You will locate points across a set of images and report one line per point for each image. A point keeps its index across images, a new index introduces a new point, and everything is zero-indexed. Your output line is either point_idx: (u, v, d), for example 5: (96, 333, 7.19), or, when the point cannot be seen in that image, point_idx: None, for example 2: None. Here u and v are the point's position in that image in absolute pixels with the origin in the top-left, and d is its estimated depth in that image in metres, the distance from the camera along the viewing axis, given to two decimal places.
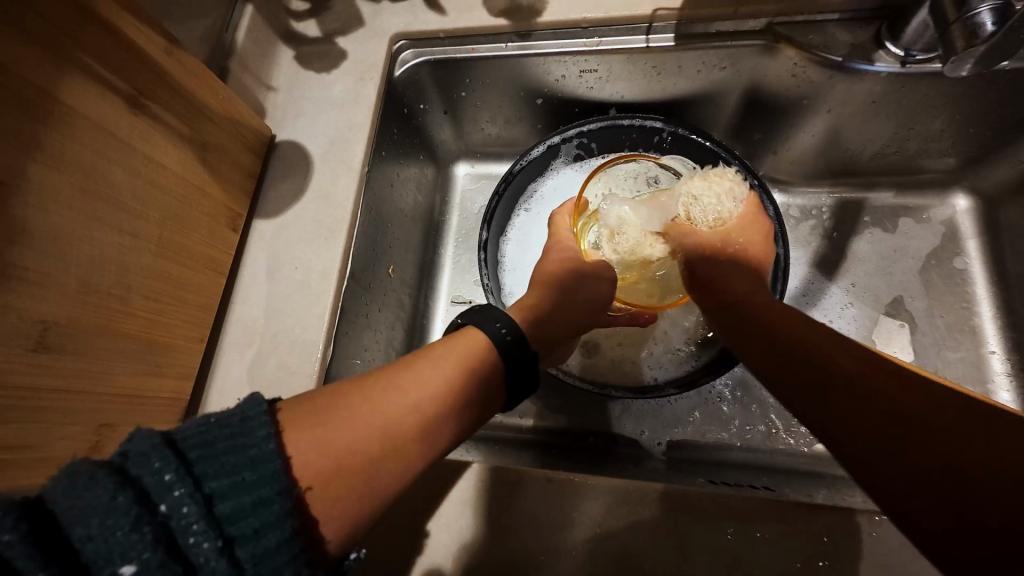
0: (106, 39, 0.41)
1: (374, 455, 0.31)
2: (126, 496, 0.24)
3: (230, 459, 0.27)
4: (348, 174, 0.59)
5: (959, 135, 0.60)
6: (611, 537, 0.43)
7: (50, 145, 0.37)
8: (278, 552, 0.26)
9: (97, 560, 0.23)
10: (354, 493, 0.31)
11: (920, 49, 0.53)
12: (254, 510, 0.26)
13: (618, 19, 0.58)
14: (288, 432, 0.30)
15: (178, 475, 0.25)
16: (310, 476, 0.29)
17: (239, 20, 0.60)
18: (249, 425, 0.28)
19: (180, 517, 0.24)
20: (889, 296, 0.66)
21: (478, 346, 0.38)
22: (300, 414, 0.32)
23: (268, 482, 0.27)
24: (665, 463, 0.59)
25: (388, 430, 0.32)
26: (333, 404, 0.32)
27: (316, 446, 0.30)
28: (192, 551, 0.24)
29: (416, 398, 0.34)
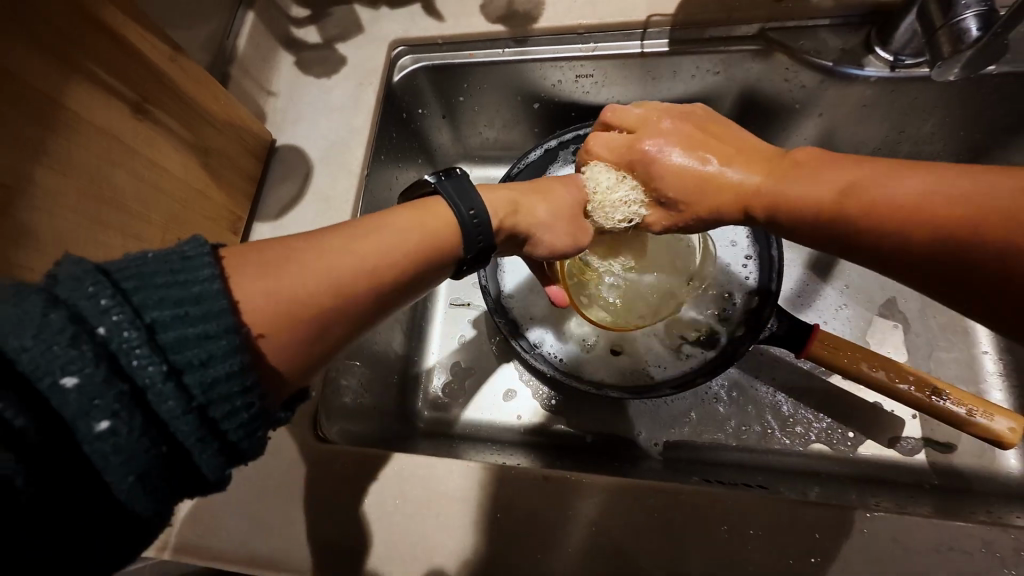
0: (112, 47, 0.42)
1: (329, 304, 0.33)
2: (59, 314, 0.23)
3: (172, 293, 0.27)
4: (348, 177, 0.60)
5: (949, 138, 0.61)
6: (607, 535, 0.44)
7: (55, 149, 0.38)
8: (228, 382, 0.27)
9: (30, 372, 0.23)
10: (307, 337, 0.32)
11: (909, 54, 0.53)
12: (201, 341, 0.26)
13: (612, 25, 0.59)
14: (234, 277, 0.30)
15: (115, 301, 0.25)
16: (260, 322, 0.30)
17: (240, 27, 0.61)
18: (190, 263, 0.28)
19: (120, 340, 0.24)
20: (883, 297, 0.67)
21: (435, 221, 0.40)
22: (245, 260, 0.31)
23: (214, 317, 0.27)
24: (662, 463, 0.61)
25: (344, 283, 0.33)
26: (281, 256, 0.32)
27: (267, 290, 0.31)
28: (136, 372, 0.24)
29: (372, 257, 0.35)
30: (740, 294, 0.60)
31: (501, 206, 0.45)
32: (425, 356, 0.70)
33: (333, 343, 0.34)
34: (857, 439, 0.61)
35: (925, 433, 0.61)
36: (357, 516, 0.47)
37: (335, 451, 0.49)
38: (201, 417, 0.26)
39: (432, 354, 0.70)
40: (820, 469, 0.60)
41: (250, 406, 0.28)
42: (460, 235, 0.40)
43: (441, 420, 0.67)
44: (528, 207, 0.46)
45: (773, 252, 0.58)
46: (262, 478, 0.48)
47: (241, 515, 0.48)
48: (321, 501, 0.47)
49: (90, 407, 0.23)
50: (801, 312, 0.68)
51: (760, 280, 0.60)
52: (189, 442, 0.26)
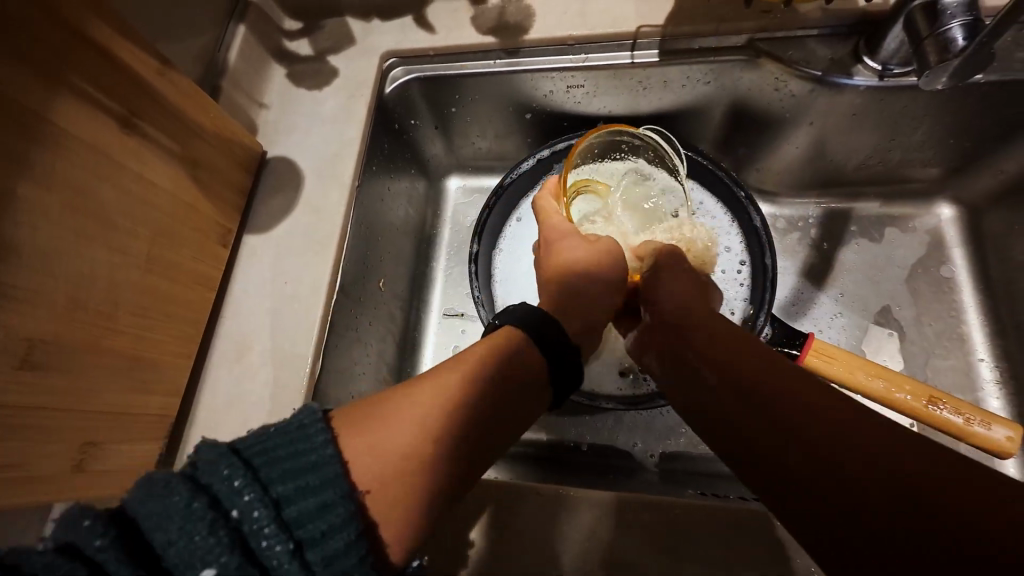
0: (98, 62, 0.42)
1: (427, 456, 0.32)
2: (200, 501, 0.25)
3: (292, 465, 0.28)
4: (339, 189, 0.60)
5: (939, 146, 0.61)
6: (599, 550, 0.43)
7: (40, 164, 0.38)
8: (346, 555, 0.26)
9: (179, 567, 0.24)
10: (412, 497, 0.31)
11: (897, 63, 0.54)
12: (321, 513, 0.27)
13: (603, 35, 0.59)
14: (342, 438, 0.32)
15: (246, 480, 0.26)
16: (366, 480, 0.30)
17: (231, 39, 0.61)
18: (307, 431, 0.29)
19: (251, 521, 0.25)
20: (876, 305, 0.67)
21: (515, 340, 0.39)
22: (350, 420, 0.33)
23: (331, 484, 0.28)
24: (659, 475, 0.60)
25: (438, 430, 0.33)
26: (380, 409, 0.33)
27: (369, 449, 0.31)
28: (265, 555, 0.25)
29: (463, 397, 0.35)
30: (731, 300, 0.60)
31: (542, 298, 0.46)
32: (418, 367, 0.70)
33: (440, 498, 0.32)
34: None
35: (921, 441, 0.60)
36: None
37: None
38: None
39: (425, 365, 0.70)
40: None
41: None
42: (537, 350, 0.39)
43: None
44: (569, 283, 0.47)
45: (766, 261, 0.58)
46: None
47: None
48: None
49: None
50: (796, 319, 0.67)
51: (755, 287, 0.59)
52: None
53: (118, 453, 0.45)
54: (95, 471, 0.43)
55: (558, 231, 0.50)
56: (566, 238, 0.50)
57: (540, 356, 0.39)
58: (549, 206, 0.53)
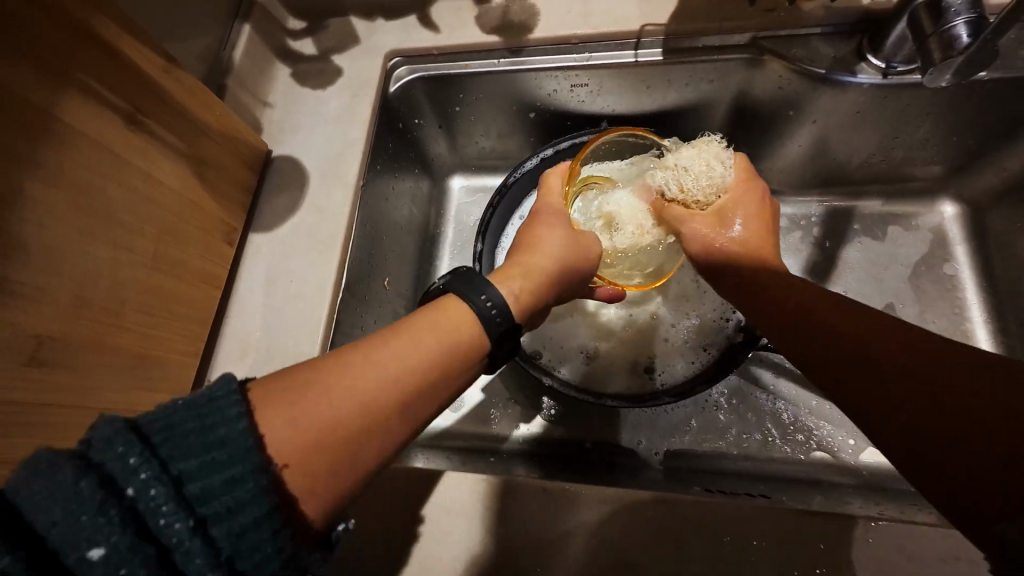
0: (103, 59, 0.42)
1: (349, 431, 0.31)
2: (89, 481, 0.25)
3: (198, 441, 0.27)
4: (343, 188, 0.60)
5: (942, 144, 0.62)
6: (606, 547, 0.43)
7: (47, 162, 0.38)
8: (256, 529, 0.27)
9: (62, 548, 0.24)
10: (330, 470, 0.31)
11: (901, 61, 0.54)
12: (226, 489, 0.26)
13: (607, 34, 0.60)
14: (261, 411, 0.30)
15: (144, 459, 0.26)
16: (285, 453, 0.30)
17: (235, 39, 0.62)
18: (216, 405, 0.28)
19: (148, 500, 0.25)
20: (880, 303, 0.67)
21: (458, 316, 0.38)
22: (273, 392, 0.31)
23: (240, 461, 0.27)
24: (663, 473, 0.60)
25: (363, 405, 0.32)
26: (306, 380, 0.32)
27: (289, 422, 0.30)
28: (164, 533, 0.25)
29: (392, 372, 0.34)
30: None
31: (514, 280, 0.44)
32: None
33: (361, 471, 0.32)
34: (858, 446, 0.61)
35: None
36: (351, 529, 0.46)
37: None
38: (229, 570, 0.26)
39: None
40: (823, 477, 0.60)
41: (281, 551, 0.27)
42: (482, 328, 0.38)
43: (437, 431, 0.66)
44: (539, 264, 0.45)
45: None
46: None
47: None
48: None
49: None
50: None
51: None
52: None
53: None
54: None
55: (550, 207, 0.50)
56: (555, 218, 0.49)
57: (484, 332, 0.38)
58: (555, 183, 0.52)
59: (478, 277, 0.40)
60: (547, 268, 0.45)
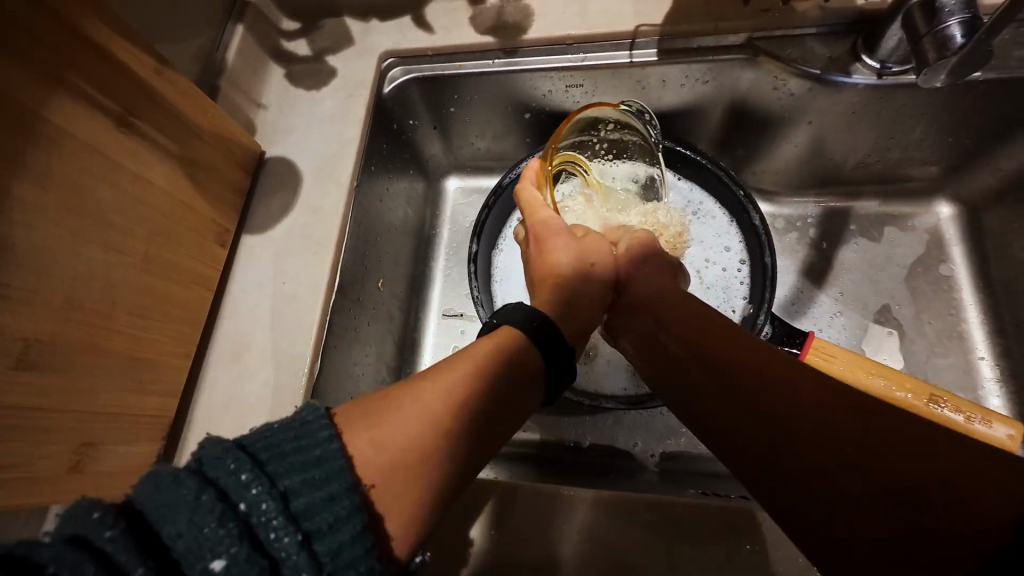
0: (95, 61, 0.41)
1: (432, 447, 0.31)
2: (208, 495, 0.23)
3: (301, 458, 0.26)
4: (337, 189, 0.60)
5: (938, 144, 0.61)
6: (598, 550, 0.43)
7: (36, 163, 0.38)
8: (353, 546, 0.25)
9: (187, 558, 0.22)
10: (414, 490, 0.30)
11: (896, 61, 0.54)
12: (328, 504, 0.25)
13: (601, 35, 0.59)
14: (345, 435, 0.30)
15: (253, 473, 0.25)
16: (370, 475, 0.29)
17: (229, 40, 0.62)
18: (311, 427, 0.28)
19: (259, 514, 0.24)
20: (876, 304, 0.67)
21: (514, 337, 0.39)
22: (353, 418, 0.31)
23: (337, 476, 0.26)
24: (659, 475, 0.60)
25: (444, 421, 0.32)
26: (384, 405, 0.32)
27: (372, 443, 0.30)
28: (273, 547, 0.24)
29: (467, 390, 0.34)
30: (731, 299, 0.61)
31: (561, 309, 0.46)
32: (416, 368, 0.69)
33: (443, 492, 0.31)
34: None
35: None
36: None
37: None
38: None
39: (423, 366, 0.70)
40: None
41: (374, 570, 0.26)
42: (539, 352, 0.39)
43: None
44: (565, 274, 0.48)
45: (766, 259, 0.58)
46: None
47: None
48: None
49: None
50: (796, 319, 0.67)
51: (754, 287, 0.59)
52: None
53: (115, 454, 0.45)
54: (91, 472, 0.43)
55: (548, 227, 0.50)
56: (559, 236, 0.50)
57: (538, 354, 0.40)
58: (534, 196, 0.53)
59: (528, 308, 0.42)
60: (586, 294, 0.48)
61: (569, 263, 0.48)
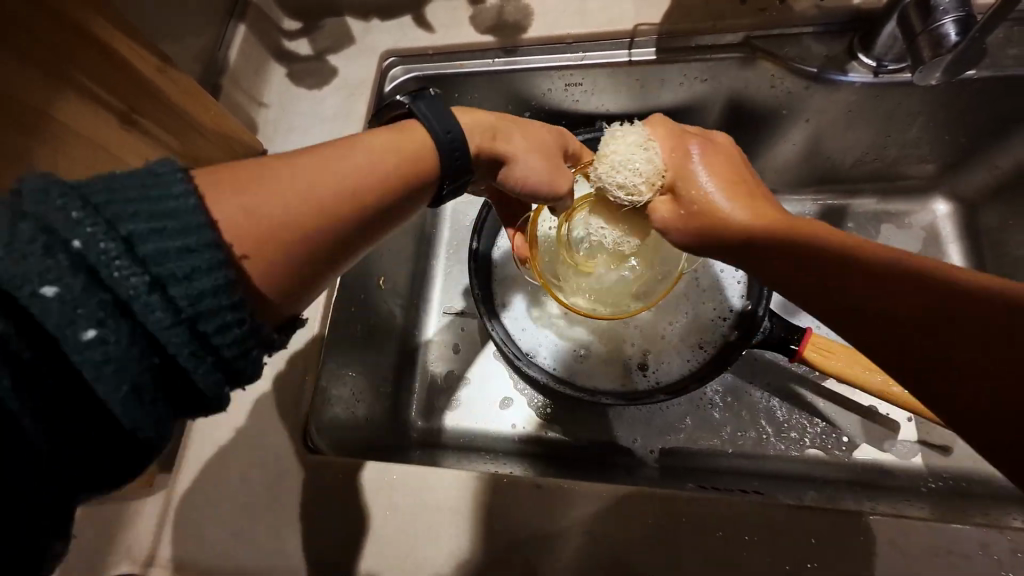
0: (97, 59, 0.41)
1: (305, 223, 0.32)
2: (30, 226, 0.23)
3: (147, 207, 0.26)
4: None
5: (934, 142, 0.62)
6: (599, 543, 0.43)
7: (38, 160, 0.40)
8: (216, 294, 0.27)
9: (7, 283, 0.22)
10: (286, 256, 0.32)
11: (891, 60, 0.54)
12: (183, 255, 0.26)
13: (601, 34, 0.60)
14: (210, 198, 0.30)
15: (87, 215, 0.24)
16: (241, 244, 0.30)
17: (231, 39, 0.62)
18: (162, 182, 0.27)
19: (98, 252, 0.24)
20: None
21: (402, 145, 0.38)
22: (219, 185, 0.31)
23: (195, 232, 0.27)
24: (659, 472, 0.61)
25: (320, 202, 0.33)
26: (255, 177, 0.32)
27: (241, 208, 0.30)
28: (119, 283, 0.25)
29: (346, 180, 0.34)
30: (729, 298, 0.62)
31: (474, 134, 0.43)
32: (417, 365, 0.70)
33: (318, 260, 0.34)
34: (852, 443, 0.62)
35: (920, 436, 0.61)
36: (344, 523, 0.46)
37: (325, 461, 0.48)
38: (191, 330, 0.27)
39: (424, 363, 0.70)
40: (818, 475, 0.60)
41: (242, 322, 0.28)
42: (426, 160, 0.39)
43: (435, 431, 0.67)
44: (511, 178, 0.45)
45: None
46: (257, 491, 0.48)
47: (231, 528, 0.47)
48: (314, 513, 0.47)
49: (74, 316, 0.23)
50: (794, 316, 0.68)
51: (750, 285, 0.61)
52: (182, 355, 0.26)
53: None
54: None
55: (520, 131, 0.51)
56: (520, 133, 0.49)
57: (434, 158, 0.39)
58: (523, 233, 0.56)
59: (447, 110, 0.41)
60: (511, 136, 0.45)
61: (519, 172, 0.45)
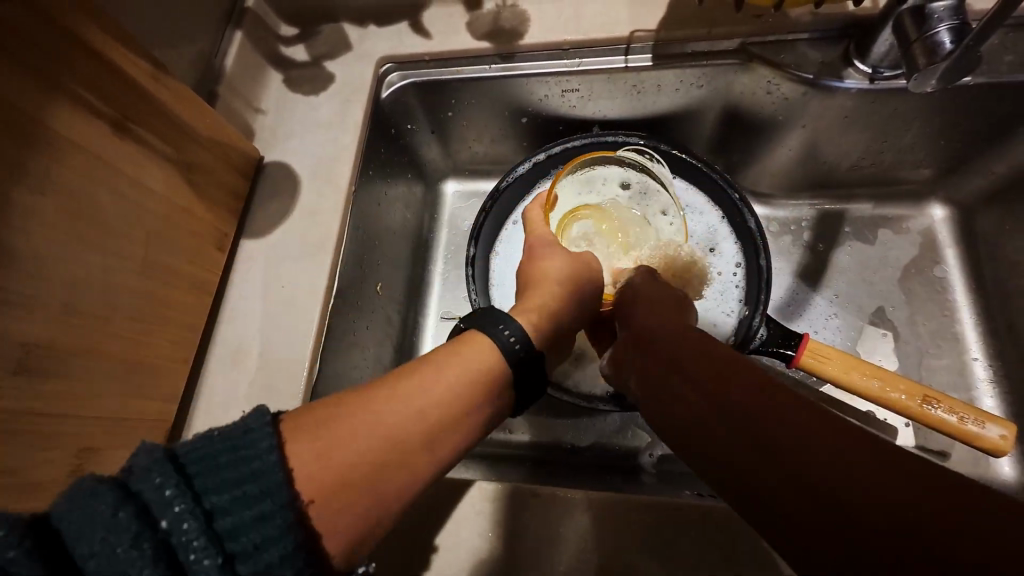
0: (93, 66, 0.42)
1: (383, 464, 0.32)
2: (126, 512, 0.25)
3: (234, 473, 0.27)
4: (335, 193, 0.60)
5: (930, 147, 0.62)
6: (595, 551, 0.43)
7: (36, 170, 0.38)
8: (282, 565, 0.27)
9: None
10: (358, 505, 0.31)
11: (888, 66, 0.54)
12: (255, 525, 0.27)
13: (597, 40, 0.60)
14: (292, 445, 0.31)
15: (178, 490, 0.26)
16: (312, 488, 0.30)
17: (227, 46, 0.62)
18: (251, 436, 0.29)
19: (180, 533, 0.25)
20: (871, 306, 0.67)
21: (478, 353, 0.39)
22: (305, 426, 0.32)
23: (270, 496, 0.27)
24: (655, 476, 0.61)
25: (391, 438, 0.33)
26: (336, 413, 0.33)
27: (320, 455, 0.31)
28: (192, 568, 0.25)
29: (423, 405, 0.35)
30: (727, 302, 0.60)
31: (527, 314, 0.47)
32: None
33: (386, 500, 0.32)
34: None
35: (918, 442, 0.61)
36: None
37: None
38: None
39: None
40: None
41: None
42: (503, 362, 0.40)
43: None
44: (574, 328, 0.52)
45: (761, 262, 0.59)
46: None
47: None
48: None
49: None
50: (792, 320, 0.68)
51: (750, 288, 0.60)
52: None
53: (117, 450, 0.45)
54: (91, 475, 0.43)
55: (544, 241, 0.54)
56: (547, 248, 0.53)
57: (506, 366, 0.40)
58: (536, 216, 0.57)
59: (496, 311, 0.42)
60: (552, 295, 0.49)
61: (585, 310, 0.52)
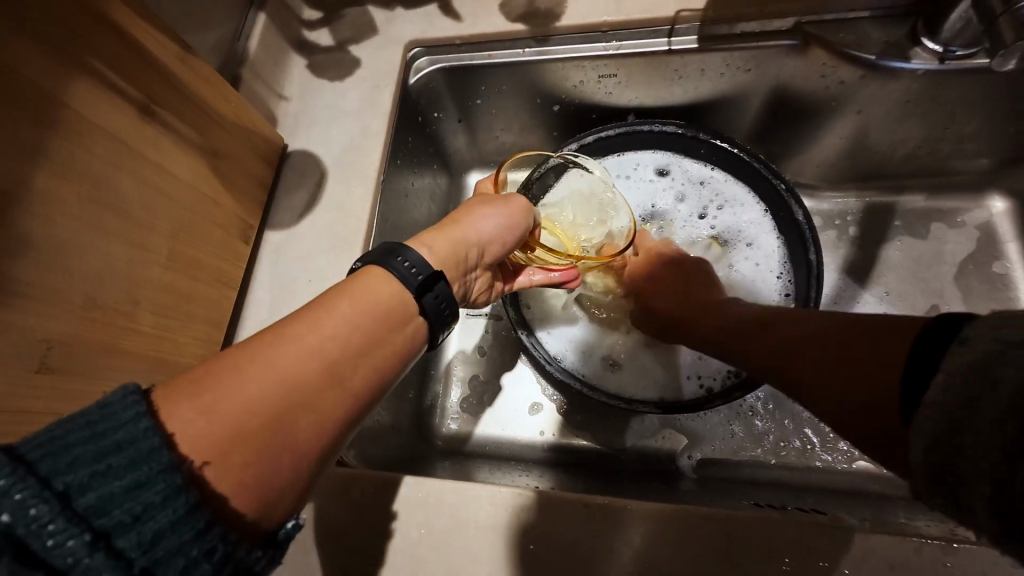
0: (115, 43, 0.39)
1: (278, 411, 0.26)
2: None
3: (92, 448, 0.22)
4: (364, 182, 0.57)
5: (995, 135, 0.58)
6: (651, 566, 0.40)
7: (55, 152, 0.35)
8: (173, 533, 0.22)
9: None
10: (260, 460, 0.26)
11: (961, 45, 0.50)
12: (128, 496, 0.22)
13: (639, 21, 0.56)
14: (166, 407, 0.25)
15: (13, 477, 0.20)
16: (202, 449, 0.24)
17: (250, 28, 0.59)
18: (110, 411, 0.23)
19: (26, 521, 0.20)
20: (925, 304, 0.64)
21: (374, 284, 0.33)
22: (183, 386, 0.26)
23: (148, 460, 0.23)
24: (695, 482, 0.58)
25: (288, 377, 0.27)
26: (213, 367, 0.27)
27: (202, 412, 0.25)
28: (51, 554, 0.20)
29: (316, 342, 0.28)
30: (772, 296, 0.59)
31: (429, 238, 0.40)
32: (442, 367, 0.67)
33: (295, 453, 0.27)
34: None
35: None
36: (374, 543, 0.43)
37: (356, 475, 0.45)
38: None
39: (448, 366, 0.67)
40: (868, 488, 0.57)
41: (213, 552, 0.23)
42: (406, 292, 0.34)
43: (459, 438, 0.64)
44: (490, 257, 0.44)
45: (811, 255, 0.55)
46: None
47: None
48: (343, 530, 0.44)
49: None
50: None
51: (799, 283, 0.58)
52: None
53: None
54: None
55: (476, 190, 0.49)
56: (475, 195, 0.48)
57: (409, 296, 0.34)
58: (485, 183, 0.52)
59: (387, 244, 0.36)
60: (469, 224, 0.42)
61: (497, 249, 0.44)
